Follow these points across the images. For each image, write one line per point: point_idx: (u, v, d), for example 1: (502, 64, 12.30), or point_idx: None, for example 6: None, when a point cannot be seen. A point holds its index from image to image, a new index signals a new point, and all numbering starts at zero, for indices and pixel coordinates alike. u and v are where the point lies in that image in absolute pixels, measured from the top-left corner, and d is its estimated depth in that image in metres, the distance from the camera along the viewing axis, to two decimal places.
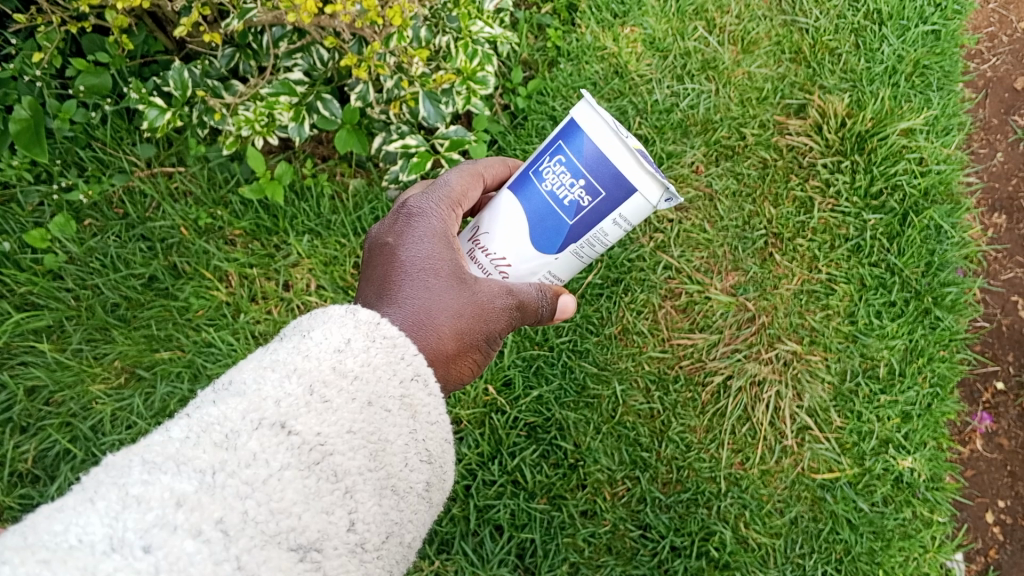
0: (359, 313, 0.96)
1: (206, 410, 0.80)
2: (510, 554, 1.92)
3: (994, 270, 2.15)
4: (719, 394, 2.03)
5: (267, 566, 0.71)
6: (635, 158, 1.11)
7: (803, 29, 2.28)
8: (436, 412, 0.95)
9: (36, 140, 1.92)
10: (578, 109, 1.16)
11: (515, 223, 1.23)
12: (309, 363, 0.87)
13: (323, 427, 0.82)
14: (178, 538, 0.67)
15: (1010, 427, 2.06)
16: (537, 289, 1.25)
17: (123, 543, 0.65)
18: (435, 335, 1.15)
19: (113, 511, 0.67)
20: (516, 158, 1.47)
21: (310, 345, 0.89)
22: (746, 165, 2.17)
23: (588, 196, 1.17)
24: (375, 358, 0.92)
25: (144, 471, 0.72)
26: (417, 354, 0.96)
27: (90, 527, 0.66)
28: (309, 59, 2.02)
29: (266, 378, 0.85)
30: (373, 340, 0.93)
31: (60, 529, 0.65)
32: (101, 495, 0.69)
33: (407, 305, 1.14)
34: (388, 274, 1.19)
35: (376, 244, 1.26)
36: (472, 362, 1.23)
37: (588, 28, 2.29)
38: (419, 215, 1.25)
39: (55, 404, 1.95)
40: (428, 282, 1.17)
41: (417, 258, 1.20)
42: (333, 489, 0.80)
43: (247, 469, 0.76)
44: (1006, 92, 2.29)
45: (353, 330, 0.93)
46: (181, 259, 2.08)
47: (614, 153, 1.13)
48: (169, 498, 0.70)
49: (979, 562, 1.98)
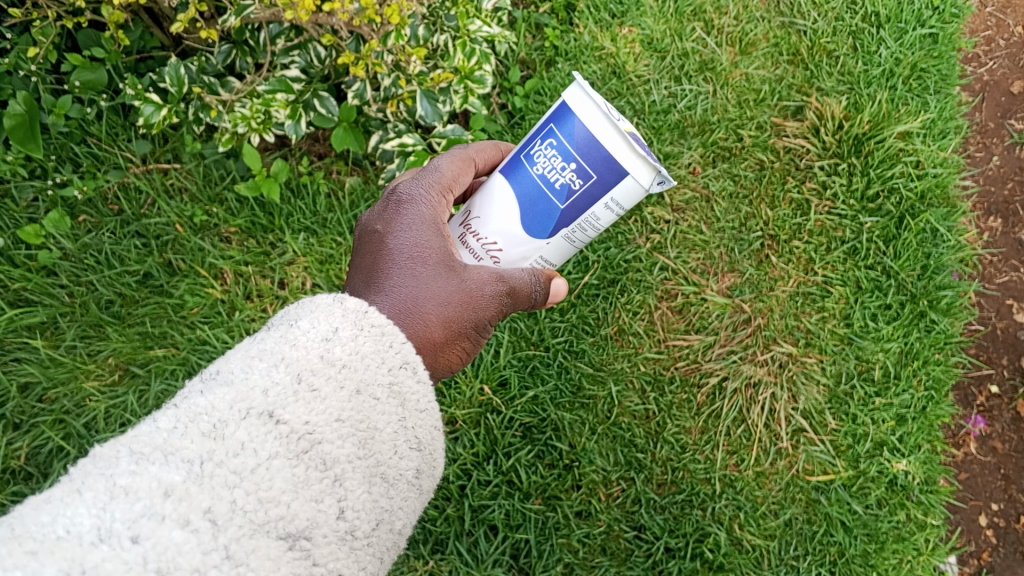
0: (347, 302, 0.95)
1: (193, 401, 0.79)
2: (505, 554, 1.91)
3: (989, 273, 2.15)
4: (714, 395, 2.03)
5: (255, 556, 0.71)
6: (627, 141, 1.11)
7: (802, 31, 2.28)
8: (426, 399, 0.94)
9: (30, 135, 1.91)
10: (571, 92, 1.15)
11: (506, 208, 1.23)
12: (297, 352, 0.86)
13: (312, 415, 0.82)
14: (166, 528, 0.67)
15: (1004, 430, 2.06)
16: (530, 274, 1.24)
17: (111, 534, 0.65)
18: (422, 323, 1.14)
19: (101, 502, 0.67)
20: (509, 143, 1.46)
21: (297, 334, 0.89)
22: (742, 167, 2.17)
23: (580, 179, 1.16)
24: (362, 347, 0.90)
25: (133, 461, 0.72)
26: (406, 342, 0.95)
27: (78, 518, 0.65)
28: (306, 56, 2.00)
29: (253, 367, 0.84)
30: (361, 329, 0.92)
31: (47, 520, 0.65)
32: (88, 486, 0.68)
33: (397, 294, 1.14)
34: (377, 263, 1.18)
35: (366, 233, 1.25)
36: (461, 351, 1.23)
37: (587, 28, 2.29)
38: (409, 202, 1.24)
39: (49, 401, 1.94)
40: (416, 270, 1.17)
41: (406, 246, 1.19)
42: (322, 477, 0.80)
43: (234, 459, 0.75)
44: (1002, 96, 2.29)
45: (341, 319, 0.92)
46: (176, 256, 2.07)
47: (605, 135, 1.12)
48: (156, 489, 0.69)
49: (973, 565, 1.98)
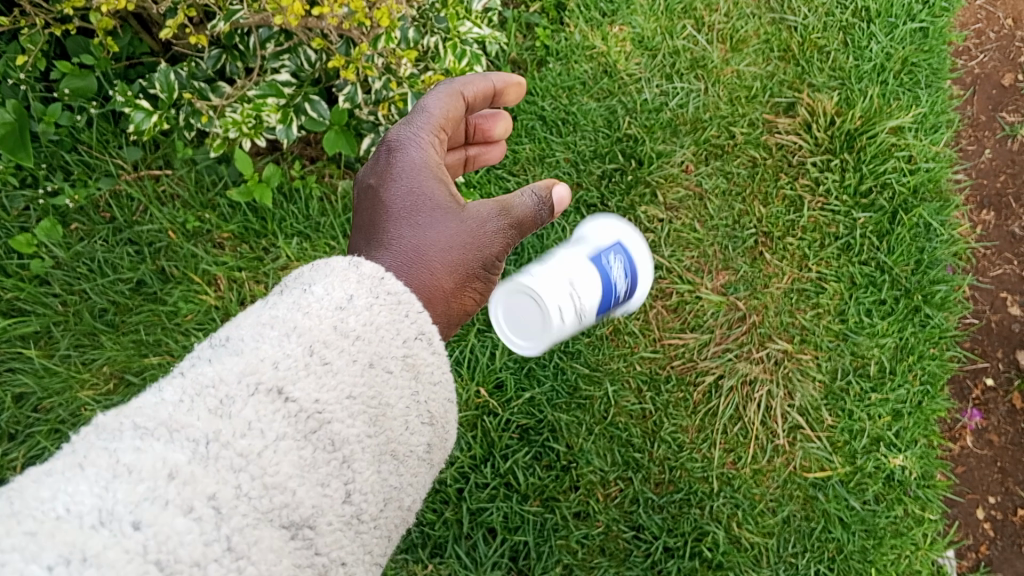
0: (362, 268, 0.94)
1: (201, 371, 0.79)
2: (504, 556, 1.91)
3: (983, 266, 2.16)
4: (710, 394, 2.03)
5: (258, 548, 0.70)
6: (645, 258, 1.78)
7: (792, 27, 2.27)
8: (440, 371, 0.93)
9: (21, 143, 1.87)
10: (623, 242, 1.73)
11: (575, 283, 1.53)
12: (310, 321, 0.85)
13: (322, 393, 0.80)
14: (168, 515, 0.67)
15: (1000, 423, 2.07)
16: (527, 200, 1.30)
17: (111, 517, 0.65)
18: (428, 271, 1.12)
19: (103, 481, 0.67)
20: (498, 75, 1.45)
21: (312, 302, 0.87)
22: (735, 164, 2.17)
23: (625, 289, 1.68)
24: (377, 318, 0.89)
25: (137, 437, 0.71)
26: (421, 311, 0.94)
27: (79, 496, 0.65)
28: (296, 60, 2.00)
29: (265, 336, 0.83)
30: (377, 297, 0.91)
31: (48, 496, 0.65)
32: (90, 461, 0.68)
33: (401, 246, 1.13)
34: (376, 217, 1.18)
35: (362, 190, 1.24)
36: (476, 294, 1.20)
37: (577, 27, 2.27)
38: (400, 150, 1.23)
39: (43, 411, 1.93)
40: (417, 219, 1.16)
41: (404, 197, 1.18)
42: (329, 459, 0.79)
43: (241, 439, 0.74)
44: (994, 88, 2.29)
45: (355, 286, 0.91)
46: (169, 263, 2.06)
47: (638, 254, 1.76)
48: (160, 470, 0.69)
49: (970, 558, 1.99)
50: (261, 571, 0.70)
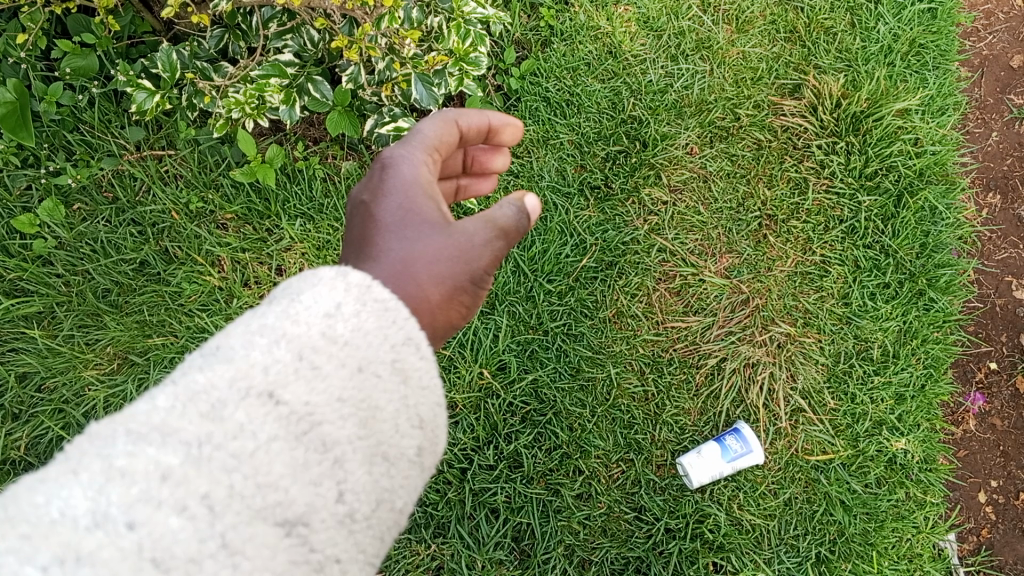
0: (350, 275, 0.81)
1: (190, 373, 0.67)
2: (506, 536, 1.93)
3: (988, 250, 2.15)
4: (713, 376, 2.03)
5: (253, 545, 0.61)
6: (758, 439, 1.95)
7: (798, 7, 2.25)
8: (429, 375, 0.81)
9: (22, 122, 1.87)
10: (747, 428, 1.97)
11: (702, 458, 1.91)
12: (299, 328, 0.73)
13: (313, 395, 0.70)
14: (163, 515, 0.57)
15: (1003, 407, 2.07)
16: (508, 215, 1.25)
17: (106, 518, 0.55)
18: (414, 283, 1.03)
19: (97, 484, 0.57)
20: (496, 114, 1.43)
21: (300, 309, 0.75)
22: (740, 146, 2.16)
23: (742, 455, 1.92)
24: (366, 323, 0.77)
25: (129, 441, 0.61)
26: (410, 318, 0.82)
27: (73, 500, 0.55)
28: (298, 40, 1.97)
29: (254, 343, 0.71)
30: (364, 304, 0.79)
31: (42, 501, 0.55)
32: (84, 466, 0.58)
33: (387, 254, 1.06)
34: (365, 230, 1.11)
35: (354, 206, 1.19)
36: (463, 307, 1.11)
37: (582, 7, 2.25)
38: (393, 167, 1.20)
39: (47, 391, 1.96)
40: (406, 233, 1.10)
41: (394, 211, 1.13)
42: (321, 460, 0.68)
43: (233, 441, 0.64)
44: (1002, 70, 2.27)
45: (343, 294, 0.79)
46: (172, 244, 2.06)
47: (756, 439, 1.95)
48: (153, 472, 0.59)
49: (972, 542, 2.00)
50: (257, 567, 0.61)
